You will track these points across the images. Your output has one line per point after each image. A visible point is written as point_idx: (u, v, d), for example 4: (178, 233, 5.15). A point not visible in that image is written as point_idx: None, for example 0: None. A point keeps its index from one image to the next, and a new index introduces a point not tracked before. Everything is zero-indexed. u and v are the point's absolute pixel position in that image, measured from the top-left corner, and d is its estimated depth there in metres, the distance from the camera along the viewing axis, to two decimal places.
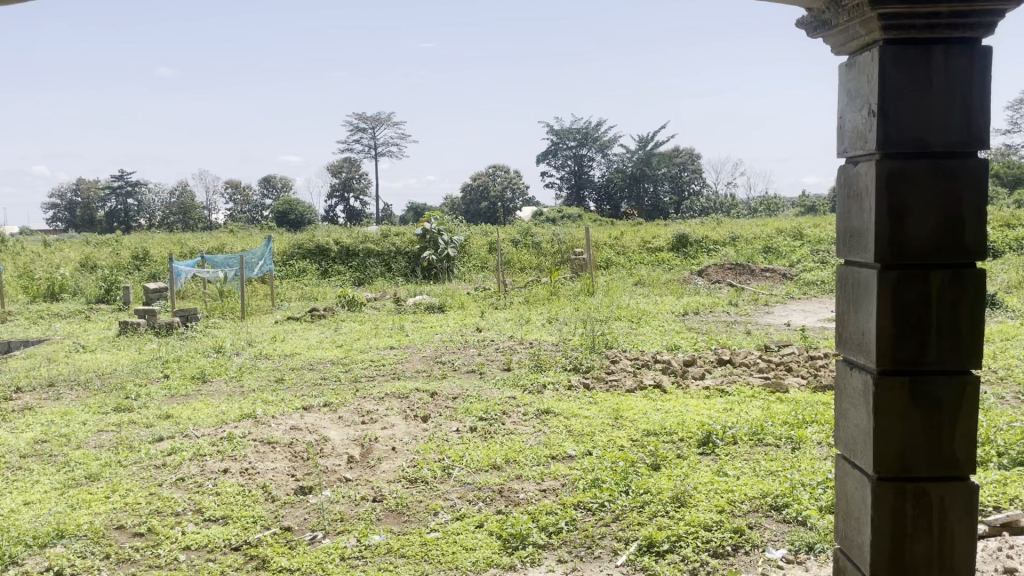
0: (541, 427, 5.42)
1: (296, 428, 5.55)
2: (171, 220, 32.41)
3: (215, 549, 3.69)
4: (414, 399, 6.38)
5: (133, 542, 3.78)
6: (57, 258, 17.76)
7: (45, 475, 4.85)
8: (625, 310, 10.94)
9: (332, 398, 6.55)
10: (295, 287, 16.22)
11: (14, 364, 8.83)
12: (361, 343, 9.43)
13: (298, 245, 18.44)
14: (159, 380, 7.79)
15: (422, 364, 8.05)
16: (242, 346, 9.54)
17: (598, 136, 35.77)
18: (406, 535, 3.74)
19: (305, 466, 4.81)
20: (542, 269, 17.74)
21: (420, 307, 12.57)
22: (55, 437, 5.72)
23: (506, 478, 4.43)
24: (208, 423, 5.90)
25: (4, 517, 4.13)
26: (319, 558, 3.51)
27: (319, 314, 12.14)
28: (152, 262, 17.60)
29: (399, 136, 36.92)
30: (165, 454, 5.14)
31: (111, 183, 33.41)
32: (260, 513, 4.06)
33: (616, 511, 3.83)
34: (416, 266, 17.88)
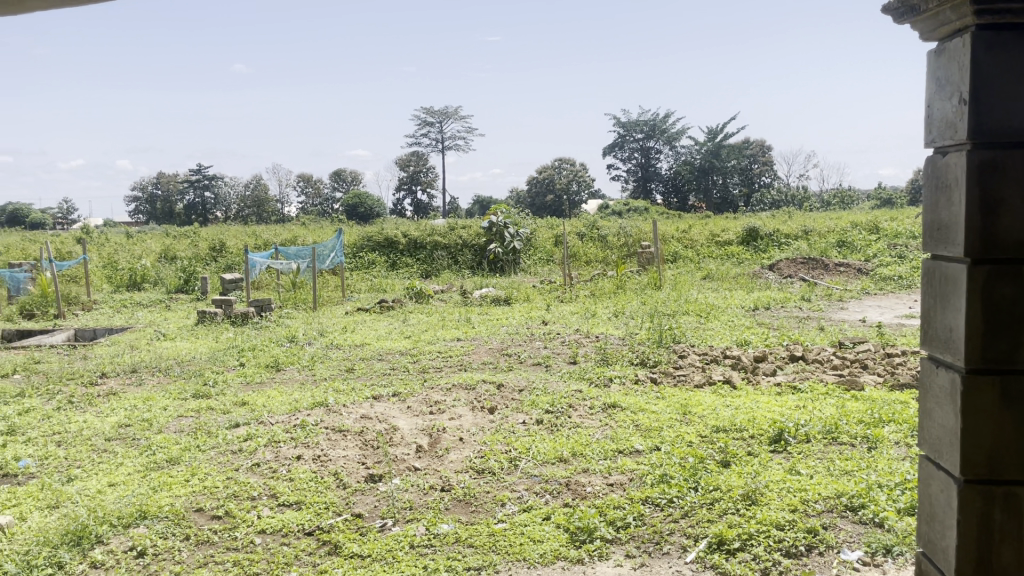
0: (608, 421, 5.39)
1: (366, 417, 5.65)
2: (246, 212, 33.40)
3: (290, 533, 3.79)
4: (481, 390, 6.43)
5: (212, 525, 3.91)
6: (139, 249, 18.48)
7: (129, 458, 5.05)
8: (694, 304, 10.79)
9: (400, 389, 6.65)
10: (365, 278, 16.50)
11: (100, 350, 9.23)
12: (428, 334, 9.55)
13: (368, 238, 18.74)
14: (235, 367, 8.03)
15: (489, 356, 8.11)
16: (314, 335, 9.78)
17: (666, 128, 35.29)
18: (474, 525, 3.77)
19: (375, 454, 4.90)
20: (608, 263, 17.64)
21: (486, 300, 12.64)
22: (138, 422, 5.95)
23: (573, 471, 4.42)
24: (282, 411, 6.05)
25: (91, 498, 4.32)
26: (390, 545, 3.56)
27: (388, 306, 12.32)
28: (229, 253, 18.15)
29: (466, 129, 37.25)
30: (241, 440, 5.30)
31: (189, 177, 34.66)
32: (332, 499, 4.15)
33: (684, 507, 3.79)
34: (482, 259, 17.98)
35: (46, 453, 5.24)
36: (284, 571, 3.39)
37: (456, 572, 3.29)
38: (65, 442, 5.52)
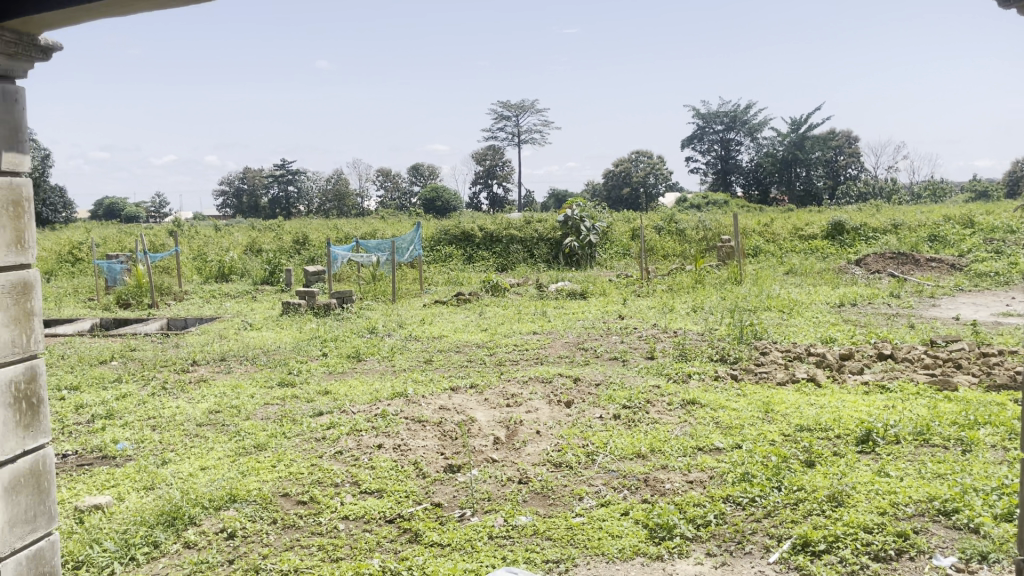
0: (687, 418, 5.32)
1: (444, 408, 5.72)
2: (327, 206, 34.15)
3: (371, 520, 3.87)
4: (558, 384, 6.44)
5: (297, 509, 4.03)
6: (227, 241, 19.16)
7: (219, 443, 5.25)
8: (776, 300, 10.52)
9: (477, 381, 6.71)
10: (442, 271, 16.70)
11: (191, 339, 9.61)
12: (505, 327, 9.61)
13: (445, 231, 18.97)
14: (318, 357, 8.25)
15: (565, 350, 8.09)
16: (393, 327, 9.95)
17: (747, 119, 34.55)
18: (552, 518, 3.78)
19: (453, 445, 4.96)
20: (686, 257, 17.38)
21: (562, 294, 12.62)
22: (227, 408, 6.18)
23: (652, 467, 4.39)
24: (363, 400, 6.19)
25: (184, 480, 4.51)
26: (469, 535, 3.60)
27: (465, 298, 12.44)
28: (311, 246, 18.61)
29: (542, 122, 37.34)
30: (325, 428, 5.44)
31: (274, 172, 35.74)
32: (412, 488, 4.23)
33: (767, 507, 3.72)
34: (558, 252, 17.94)
35: (142, 436, 5.49)
36: (367, 557, 3.46)
37: (535, 564, 3.31)
38: (160, 426, 5.76)
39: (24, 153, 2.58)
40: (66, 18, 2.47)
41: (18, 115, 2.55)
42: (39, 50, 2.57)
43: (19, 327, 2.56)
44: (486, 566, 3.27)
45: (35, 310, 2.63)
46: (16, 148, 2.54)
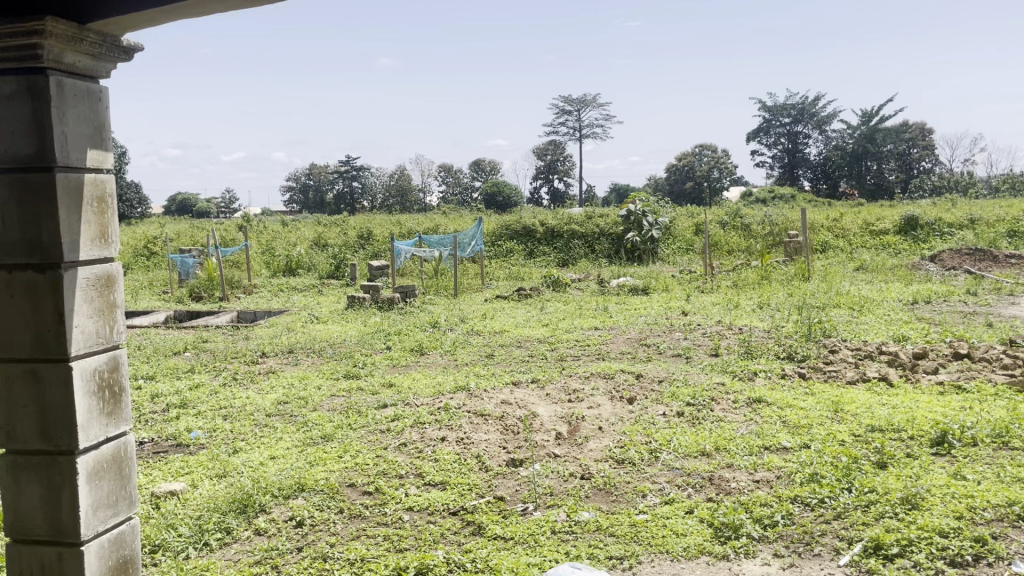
0: (753, 416, 5.23)
1: (506, 402, 5.74)
2: (391, 201, 34.56)
3: (435, 512, 3.91)
4: (620, 380, 6.41)
5: (363, 500, 4.10)
6: (294, 236, 19.57)
7: (288, 433, 5.37)
8: (846, 297, 10.25)
9: (539, 375, 6.72)
10: (503, 266, 16.77)
11: (260, 331, 9.86)
12: (567, 322, 9.60)
13: (506, 226, 19.03)
14: (383, 351, 8.37)
15: (627, 346, 8.03)
16: (455, 321, 10.02)
17: (816, 112, 33.75)
18: (615, 515, 3.77)
19: (516, 439, 4.97)
20: (752, 252, 17.05)
21: (624, 290, 12.52)
22: (295, 399, 6.32)
23: (717, 466, 4.33)
24: (426, 393, 6.27)
25: (254, 469, 4.63)
26: (532, 529, 3.61)
27: (526, 294, 12.45)
28: (375, 241, 18.87)
29: (604, 117, 37.19)
30: (389, 420, 5.52)
31: (339, 168, 36.39)
32: (475, 481, 4.26)
33: (838, 508, 3.64)
34: (620, 247, 17.80)
35: (214, 426, 5.66)
36: (431, 548, 3.50)
37: (599, 561, 3.30)
38: (231, 416, 5.93)
39: (107, 151, 2.68)
40: (148, 19, 2.54)
41: (102, 114, 2.65)
42: (122, 50, 2.67)
43: (104, 319, 2.66)
44: (550, 561, 3.28)
45: (117, 302, 2.73)
46: (100, 146, 2.64)
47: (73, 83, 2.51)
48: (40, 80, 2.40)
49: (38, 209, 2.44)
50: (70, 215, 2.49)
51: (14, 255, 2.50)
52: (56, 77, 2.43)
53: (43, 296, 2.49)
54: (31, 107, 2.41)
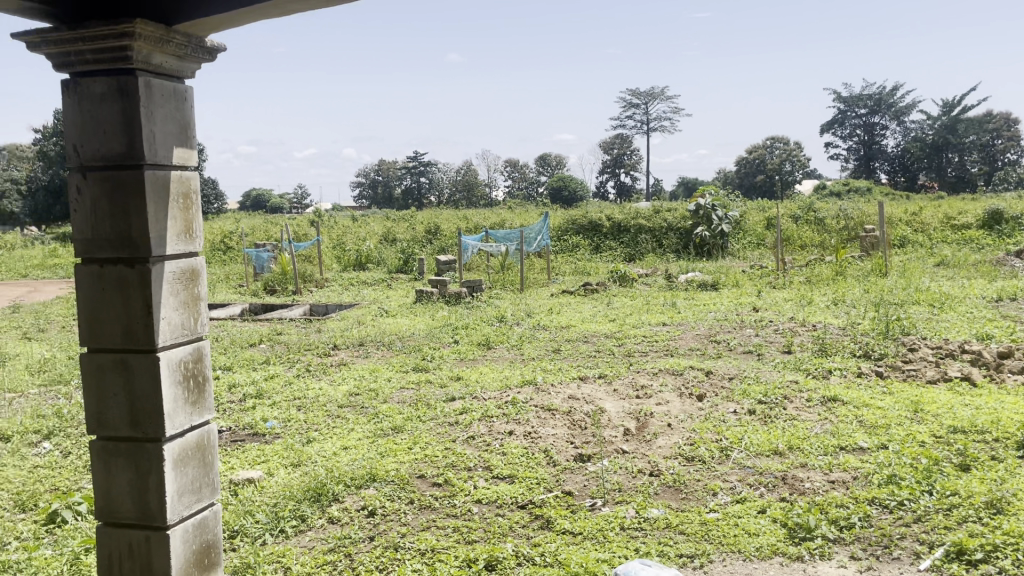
0: (828, 415, 5.10)
1: (574, 397, 5.73)
2: (457, 196, 34.80)
3: (504, 505, 3.94)
4: (689, 376, 6.33)
5: (433, 491, 4.16)
6: (364, 231, 19.91)
7: (359, 424, 5.48)
8: (925, 293, 9.90)
9: (606, 371, 6.69)
10: (570, 261, 16.73)
11: (332, 324, 10.06)
12: (634, 318, 9.53)
13: (573, 221, 18.98)
14: (450, 344, 8.45)
15: (696, 342, 7.92)
16: (522, 316, 10.05)
17: (894, 102, 32.67)
18: (685, 512, 3.73)
19: (584, 434, 4.97)
20: (826, 247, 16.61)
21: (692, 285, 12.35)
22: (366, 391, 6.44)
23: (790, 466, 4.24)
24: (494, 387, 6.31)
25: (328, 459, 4.73)
26: (601, 525, 3.61)
27: (592, 289, 12.39)
28: (443, 236, 19.03)
29: (672, 110, 36.79)
30: (458, 413, 5.57)
31: (407, 164, 36.88)
32: (543, 476, 4.27)
33: (918, 511, 3.52)
34: (688, 242, 17.55)
35: (289, 415, 5.81)
36: (500, 541, 3.53)
37: (669, 558, 3.27)
38: (304, 406, 6.07)
39: (191, 150, 2.77)
40: (230, 19, 2.61)
41: (187, 113, 2.74)
42: (206, 51, 2.75)
43: (188, 311, 2.76)
44: (619, 557, 3.26)
45: (201, 295, 2.83)
46: (185, 144, 2.73)
47: (160, 83, 2.60)
48: (130, 81, 2.50)
49: (128, 205, 2.54)
50: (158, 211, 2.58)
51: (107, 250, 2.61)
52: (143, 78, 2.52)
53: (133, 289, 2.59)
54: (121, 107, 2.51)
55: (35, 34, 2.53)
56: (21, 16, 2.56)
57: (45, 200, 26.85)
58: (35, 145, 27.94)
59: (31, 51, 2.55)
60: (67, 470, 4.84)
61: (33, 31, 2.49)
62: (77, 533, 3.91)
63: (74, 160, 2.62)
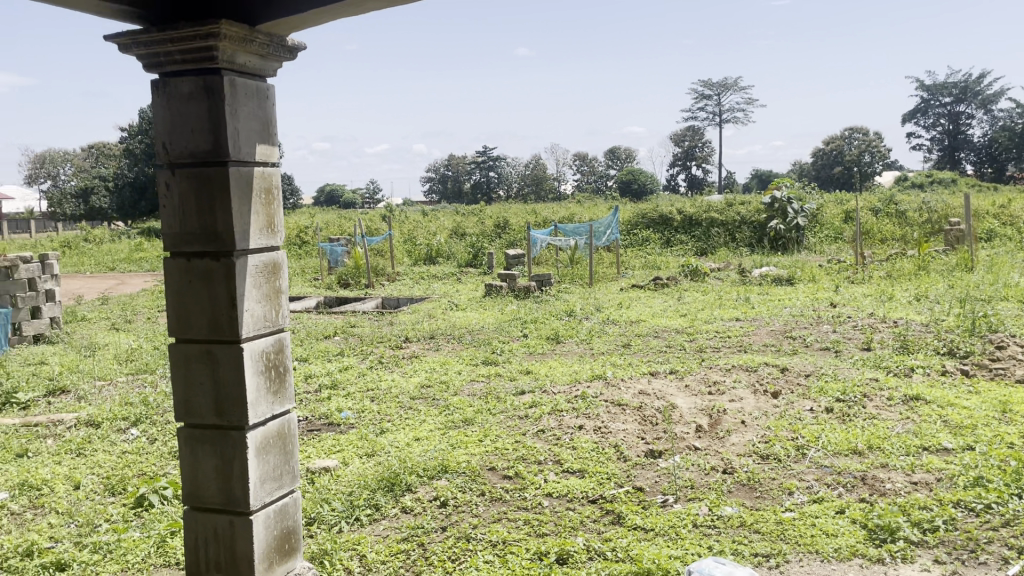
0: (909, 415, 4.93)
1: (644, 392, 5.69)
2: (526, 190, 34.82)
3: (574, 499, 3.94)
4: (764, 373, 6.21)
5: (504, 483, 4.19)
6: (434, 226, 20.11)
7: (431, 416, 5.55)
8: (1015, 289, 9.47)
9: (678, 366, 6.61)
10: (639, 255, 16.59)
11: (403, 317, 10.22)
12: (706, 313, 9.39)
13: (643, 215, 18.80)
14: (520, 338, 8.48)
15: (770, 338, 7.77)
16: (591, 310, 10.02)
17: (981, 90, 31.31)
18: (760, 511, 3.67)
19: (655, 430, 4.92)
20: (908, 241, 16.04)
21: (767, 280, 12.09)
22: (437, 383, 6.52)
23: (870, 465, 4.12)
24: (564, 380, 6.32)
25: (401, 449, 4.81)
26: (673, 521, 3.57)
27: (662, 283, 12.26)
28: (512, 230, 19.09)
29: (745, 102, 36.12)
30: (527, 406, 5.59)
31: (476, 158, 37.13)
32: (614, 471, 4.25)
33: (1007, 515, 3.38)
34: (762, 236, 17.19)
35: (363, 406, 5.93)
36: (572, 535, 3.53)
37: (743, 557, 3.22)
38: (378, 398, 6.18)
39: (274, 146, 2.85)
40: (311, 18, 2.66)
41: (269, 111, 2.81)
42: (287, 49, 2.81)
43: (270, 303, 2.84)
44: (693, 554, 3.22)
45: (282, 288, 2.91)
46: (267, 141, 2.81)
47: (244, 81, 2.68)
48: (215, 80, 2.58)
49: (213, 201, 2.63)
50: (242, 207, 2.66)
51: (193, 244, 2.70)
52: (228, 77, 2.60)
53: (218, 282, 2.68)
54: (207, 106, 2.60)
55: (126, 35, 2.63)
56: (113, 19, 2.65)
57: (130, 196, 27.96)
58: (122, 143, 29.11)
59: (123, 53, 2.65)
60: (154, 455, 5.04)
61: (124, 33, 2.59)
62: (164, 517, 4.07)
63: (163, 158, 2.73)
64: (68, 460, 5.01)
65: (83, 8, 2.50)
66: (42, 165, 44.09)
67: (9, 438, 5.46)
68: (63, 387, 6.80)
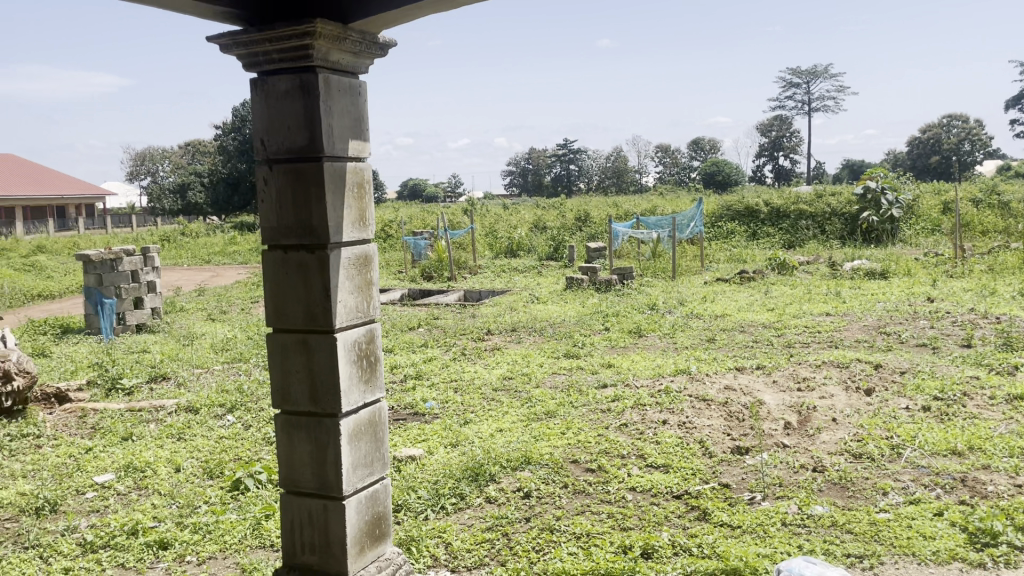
0: (1014, 415, 4.70)
1: (730, 388, 5.58)
2: (607, 182, 34.58)
3: (659, 494, 3.91)
4: (856, 369, 6.02)
5: (587, 476, 4.19)
6: (516, 219, 20.19)
7: (513, 407, 5.59)
8: None
9: (765, 362, 6.47)
10: (724, 248, 16.26)
11: (485, 310, 10.30)
12: (794, 307, 9.16)
13: (728, 207, 18.44)
14: (601, 332, 8.45)
15: (863, 333, 7.52)
16: (675, 303, 9.89)
17: None
18: (852, 511, 3.57)
19: (741, 426, 4.83)
20: (1012, 233, 15.24)
21: (859, 274, 11.70)
22: (519, 375, 6.57)
23: (970, 467, 3.95)
24: (647, 374, 6.27)
25: (484, 440, 4.86)
26: (761, 519, 3.50)
27: (748, 277, 11.99)
28: (593, 223, 18.99)
29: (836, 90, 35.00)
30: (610, 400, 5.57)
31: (557, 152, 37.07)
32: (699, 467, 4.19)
33: None
34: (854, 228, 16.62)
35: (447, 397, 6.02)
36: (656, 529, 3.51)
37: (835, 557, 3.13)
38: (461, 388, 6.26)
39: (366, 142, 2.92)
40: (402, 15, 2.71)
41: (361, 106, 2.88)
42: (378, 46, 2.87)
43: (362, 294, 2.91)
44: (782, 553, 3.15)
45: (374, 279, 2.98)
46: (360, 137, 2.88)
47: (337, 78, 2.75)
48: (311, 78, 2.66)
49: (309, 195, 2.72)
50: (336, 201, 2.74)
51: (290, 237, 2.79)
52: (322, 74, 2.67)
53: (313, 273, 2.77)
54: (303, 103, 2.68)
55: (226, 37, 2.73)
56: (214, 21, 2.76)
57: (224, 192, 28.90)
58: (216, 141, 30.23)
59: (224, 53, 2.75)
60: (249, 441, 5.23)
61: (225, 34, 2.69)
62: (258, 500, 4.23)
63: (261, 154, 2.82)
64: (169, 444, 5.25)
65: (186, 9, 2.60)
66: (142, 162, 46.15)
67: (115, 421, 5.76)
68: (164, 373, 7.14)
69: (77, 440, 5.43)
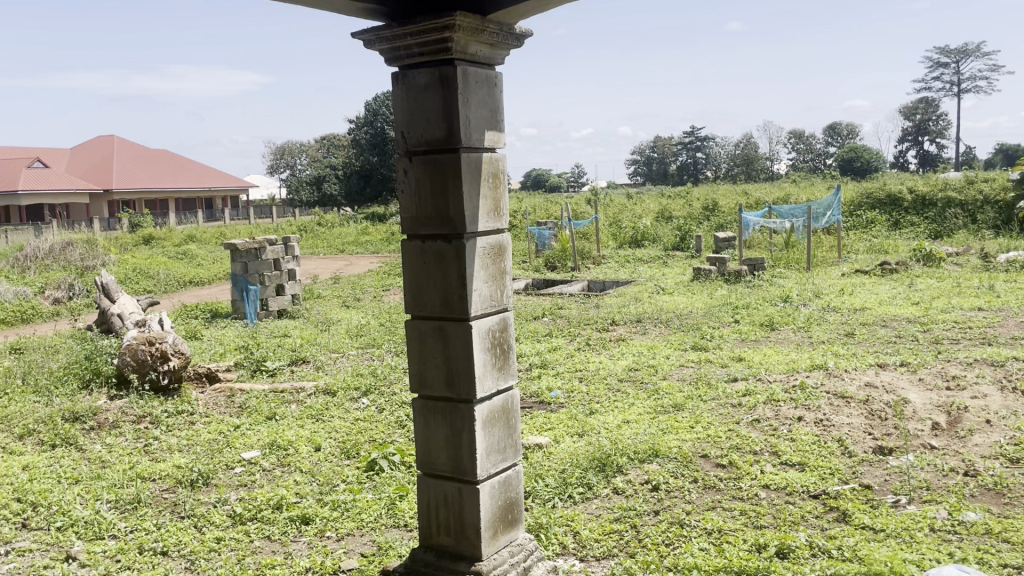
0: None
1: (872, 386, 5.31)
2: (736, 170, 33.58)
3: (795, 492, 3.78)
4: (1012, 368, 5.60)
5: (717, 472, 4.10)
6: (641, 208, 19.93)
7: (640, 399, 5.54)
8: None
9: (909, 359, 6.11)
10: (863, 238, 15.47)
11: (610, 300, 10.23)
12: (941, 301, 8.60)
13: (867, 196, 17.54)
14: (731, 324, 8.23)
15: (1021, 330, 6.99)
16: (809, 296, 9.50)
17: None
18: (1009, 519, 3.33)
19: (884, 426, 4.60)
20: None
21: (1015, 266, 10.89)
22: (646, 367, 6.50)
23: None
24: (780, 369, 6.06)
25: (610, 431, 4.84)
26: (906, 523, 3.33)
27: (890, 268, 11.36)
28: (721, 212, 18.50)
29: (992, 68, 32.51)
30: (740, 395, 5.42)
31: (684, 140, 36.27)
32: (838, 466, 4.03)
33: None
34: (1009, 216, 15.43)
35: (572, 386, 6.03)
36: (792, 529, 3.40)
37: (990, 567, 2.93)
38: (587, 378, 6.27)
39: (501, 132, 2.95)
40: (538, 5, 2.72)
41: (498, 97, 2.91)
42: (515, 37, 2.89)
43: (496, 283, 2.95)
44: (930, 560, 2.97)
45: (507, 269, 3.01)
46: (497, 128, 2.92)
47: (475, 70, 2.79)
48: (450, 70, 2.71)
49: (447, 185, 2.78)
50: (472, 191, 2.79)
51: (428, 227, 2.87)
52: (461, 67, 2.72)
53: (450, 262, 2.83)
54: (443, 96, 2.74)
55: (371, 32, 2.82)
56: (360, 17, 2.86)
57: (357, 184, 30.00)
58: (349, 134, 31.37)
59: (368, 49, 2.84)
60: (383, 423, 5.43)
61: (369, 29, 2.78)
62: (392, 480, 4.38)
63: (402, 147, 2.91)
64: (309, 424, 5.51)
65: (334, 7, 2.70)
66: (280, 156, 48.48)
67: (260, 402, 6.11)
68: (304, 357, 7.50)
69: (226, 418, 5.80)
